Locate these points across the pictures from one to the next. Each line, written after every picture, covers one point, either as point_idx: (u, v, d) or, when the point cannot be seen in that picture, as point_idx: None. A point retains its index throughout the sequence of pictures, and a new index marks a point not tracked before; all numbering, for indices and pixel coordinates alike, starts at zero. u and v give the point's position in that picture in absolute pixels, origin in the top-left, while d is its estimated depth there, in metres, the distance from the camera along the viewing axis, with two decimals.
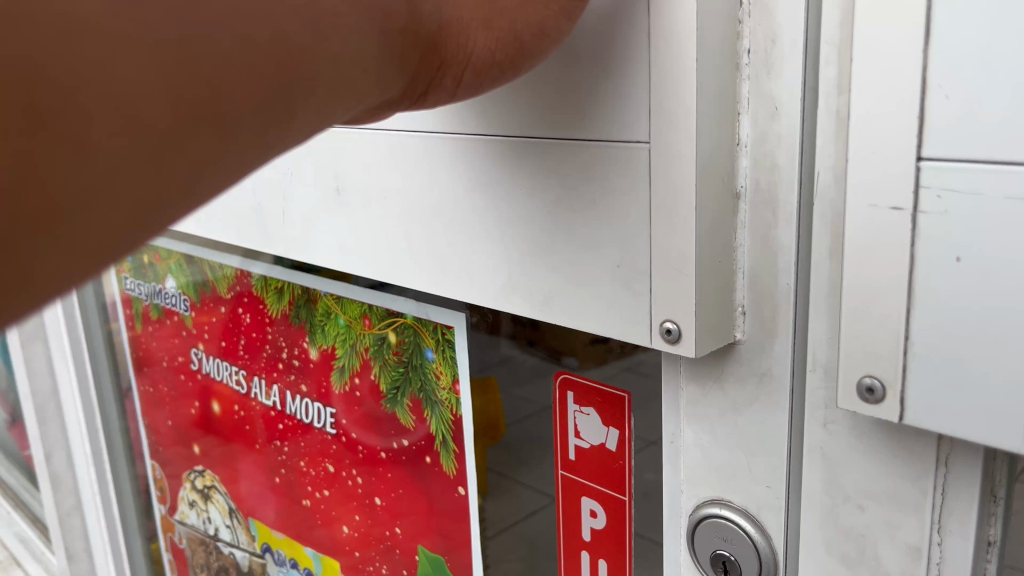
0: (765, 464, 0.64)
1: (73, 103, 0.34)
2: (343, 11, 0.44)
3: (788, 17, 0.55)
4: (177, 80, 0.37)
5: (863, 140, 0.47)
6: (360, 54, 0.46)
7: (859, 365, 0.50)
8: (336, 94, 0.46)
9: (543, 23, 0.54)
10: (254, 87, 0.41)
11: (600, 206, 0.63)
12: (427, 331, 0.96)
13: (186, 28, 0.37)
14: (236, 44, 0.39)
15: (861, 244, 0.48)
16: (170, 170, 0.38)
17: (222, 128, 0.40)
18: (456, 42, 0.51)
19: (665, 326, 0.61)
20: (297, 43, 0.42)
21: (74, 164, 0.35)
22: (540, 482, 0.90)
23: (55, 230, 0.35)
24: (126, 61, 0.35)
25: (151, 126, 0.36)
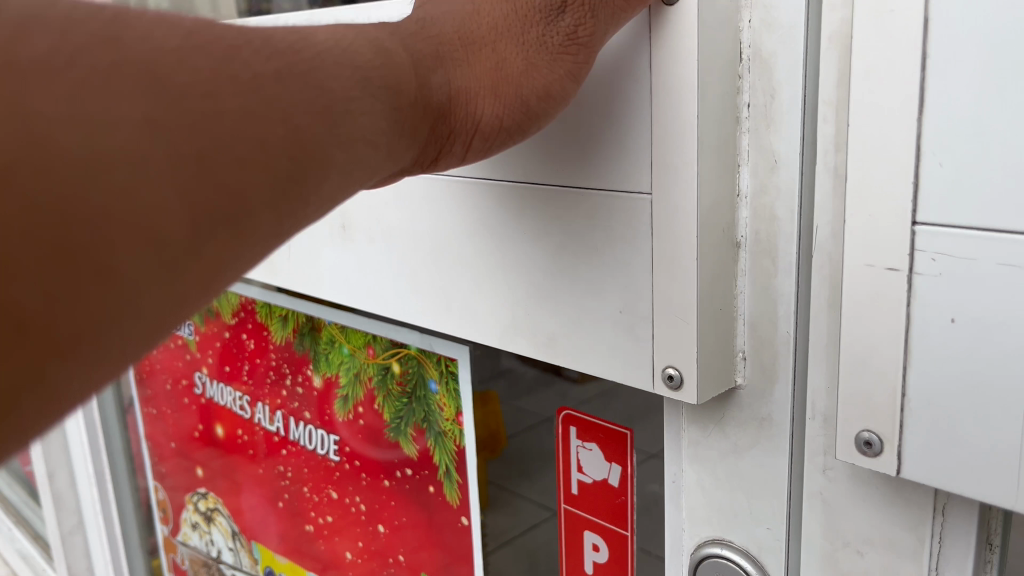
0: (766, 507, 0.65)
1: (95, 229, 0.33)
2: (355, 95, 0.45)
3: (786, 74, 0.56)
4: (195, 190, 0.37)
5: (860, 202, 0.48)
6: (371, 133, 0.46)
7: (858, 419, 0.51)
8: (348, 170, 0.45)
9: (549, 87, 0.56)
10: (266, 179, 0.40)
11: (603, 253, 0.64)
12: (430, 363, 0.97)
13: (204, 138, 0.37)
14: (250, 146, 0.39)
15: (859, 303, 0.49)
16: (190, 280, 0.37)
17: (239, 229, 0.39)
18: (466, 110, 0.56)
19: (667, 372, 0.62)
20: (310, 134, 0.42)
21: (98, 290, 0.34)
22: (542, 495, 0.90)
23: (81, 356, 0.34)
24: (146, 180, 0.35)
25: (172, 241, 0.36)
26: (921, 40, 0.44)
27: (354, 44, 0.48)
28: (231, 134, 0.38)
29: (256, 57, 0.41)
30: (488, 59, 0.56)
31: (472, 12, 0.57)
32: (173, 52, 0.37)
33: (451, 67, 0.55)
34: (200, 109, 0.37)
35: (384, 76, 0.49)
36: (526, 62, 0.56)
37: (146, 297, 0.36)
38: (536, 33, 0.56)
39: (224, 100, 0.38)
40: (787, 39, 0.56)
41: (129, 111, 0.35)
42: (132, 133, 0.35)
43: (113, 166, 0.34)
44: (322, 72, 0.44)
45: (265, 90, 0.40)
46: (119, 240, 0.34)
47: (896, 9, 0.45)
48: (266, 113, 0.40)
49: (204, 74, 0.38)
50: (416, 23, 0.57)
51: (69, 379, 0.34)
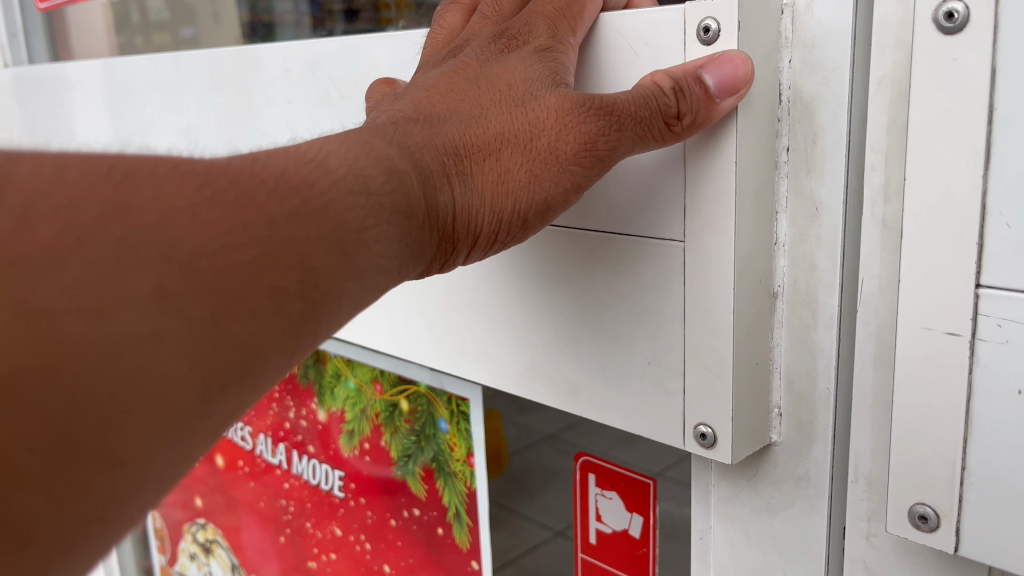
0: (802, 571, 0.61)
1: (102, 422, 0.30)
2: (369, 224, 0.41)
3: (829, 118, 0.53)
4: (207, 355, 0.33)
5: (917, 261, 0.45)
6: (383, 261, 0.41)
7: (911, 491, 0.47)
8: (359, 302, 0.40)
9: (551, 201, 0.50)
10: (280, 329, 0.36)
11: (630, 301, 0.61)
12: (441, 401, 0.93)
13: (218, 299, 0.33)
14: (265, 296, 0.35)
15: (915, 367, 0.46)
16: (203, 445, 0.34)
17: (252, 385, 0.35)
18: (467, 223, 0.49)
19: (700, 429, 0.58)
20: (324, 271, 0.38)
21: (105, 485, 0.31)
22: (543, 515, 0.88)
23: (91, 547, 0.31)
24: (157, 359, 0.31)
25: (186, 414, 0.32)
26: (988, 89, 0.41)
27: (362, 166, 0.43)
28: (244, 287, 0.34)
29: (271, 196, 0.37)
30: (492, 169, 0.49)
31: (482, 114, 0.51)
32: (185, 209, 0.33)
33: (457, 180, 0.48)
34: (213, 266, 0.33)
35: (397, 200, 0.43)
36: (531, 174, 0.49)
37: (159, 480, 0.32)
38: (549, 138, 0.49)
39: (240, 251, 0.34)
40: (830, 82, 0.52)
41: (142, 284, 0.31)
42: (145, 309, 0.31)
43: (123, 352, 0.30)
44: (335, 202, 0.39)
45: (282, 230, 0.36)
46: (127, 430, 0.31)
47: (959, 57, 0.42)
48: (282, 259, 0.36)
49: (221, 226, 0.34)
50: (418, 124, 0.50)
51: (75, 571, 0.31)
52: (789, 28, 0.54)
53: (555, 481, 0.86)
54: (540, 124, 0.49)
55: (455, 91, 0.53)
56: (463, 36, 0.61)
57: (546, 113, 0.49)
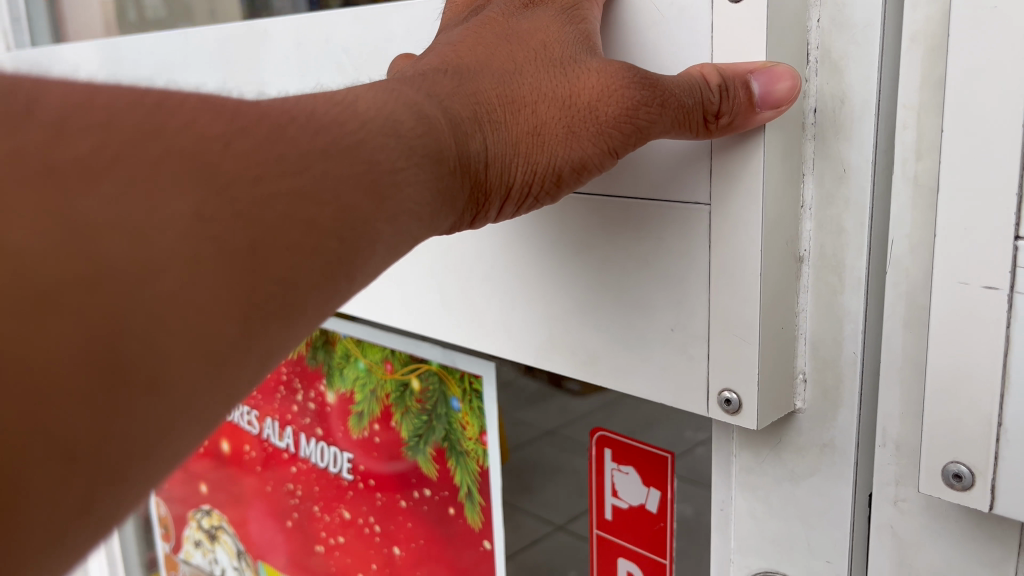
0: (826, 539, 0.61)
1: (146, 343, 0.31)
2: (402, 166, 0.42)
3: (858, 77, 0.52)
4: (245, 285, 0.34)
5: (953, 214, 0.44)
6: (415, 205, 0.42)
7: (945, 450, 0.47)
8: (393, 246, 0.41)
9: (586, 159, 0.50)
10: (317, 266, 0.36)
11: (652, 266, 0.60)
12: (453, 379, 0.92)
13: (256, 229, 0.34)
14: (301, 232, 0.36)
15: (950, 324, 0.45)
16: (244, 378, 0.35)
17: (290, 321, 0.36)
18: (500, 174, 0.50)
19: (724, 395, 0.58)
20: (359, 210, 0.38)
21: (151, 409, 0.31)
22: (545, 510, 0.86)
23: (138, 472, 0.32)
24: (197, 284, 0.32)
25: (225, 344, 0.33)
26: None
27: (394, 111, 0.44)
28: (279, 220, 0.35)
29: (302, 132, 0.38)
30: (526, 120, 0.49)
31: (515, 69, 0.51)
32: (219, 138, 0.34)
33: (489, 129, 0.49)
34: (248, 195, 0.34)
35: (429, 144, 0.44)
36: (567, 130, 0.49)
37: (203, 408, 0.33)
38: (587, 98, 0.49)
39: (273, 182, 0.35)
40: (860, 40, 0.52)
41: (180, 207, 0.32)
42: (184, 232, 0.32)
43: (164, 274, 0.31)
44: (368, 141, 0.40)
45: (314, 166, 0.37)
46: (171, 353, 0.31)
47: (999, 5, 0.41)
48: (316, 195, 0.37)
49: (253, 157, 0.35)
50: (450, 75, 0.51)
51: (123, 497, 0.32)
52: None
53: (560, 475, 0.84)
54: (578, 83, 0.50)
55: (485, 44, 0.53)
56: None
57: (586, 78, 0.50)
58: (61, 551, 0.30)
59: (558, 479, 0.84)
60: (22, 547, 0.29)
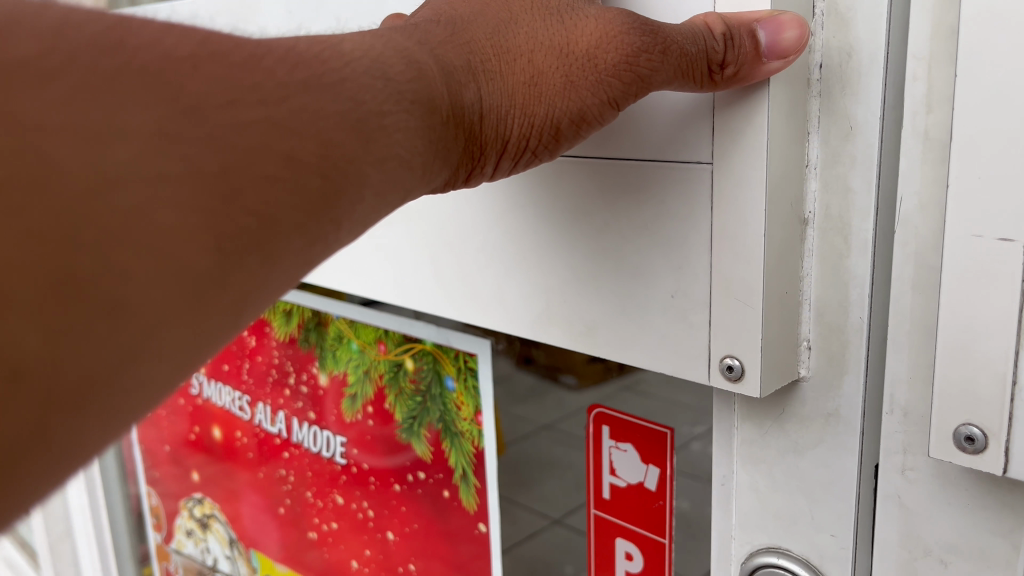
0: (831, 513, 0.59)
1: (102, 261, 0.30)
2: (388, 109, 0.42)
3: (865, 29, 0.51)
4: (217, 215, 0.33)
5: (967, 163, 0.43)
6: (405, 152, 0.42)
7: (957, 411, 0.45)
8: (382, 194, 0.41)
9: (585, 111, 0.49)
10: (296, 203, 0.36)
11: (653, 230, 0.58)
12: (447, 357, 0.90)
13: (228, 155, 0.34)
14: (278, 163, 0.35)
15: (963, 280, 0.44)
16: (217, 315, 0.34)
17: (268, 260, 0.36)
18: (496, 128, 0.49)
19: (726, 361, 0.56)
20: (344, 149, 0.38)
21: (114, 333, 0.30)
22: (541, 503, 0.84)
23: (97, 402, 0.31)
24: (162, 204, 0.31)
25: (196, 274, 0.32)
26: None
27: (382, 54, 0.44)
28: (254, 149, 0.35)
29: (281, 66, 0.38)
30: (523, 70, 0.49)
31: (510, 18, 0.50)
32: (187, 58, 0.34)
33: (483, 79, 0.49)
34: (218, 118, 0.34)
35: (418, 90, 0.44)
36: (565, 79, 0.48)
37: (170, 338, 0.32)
38: (585, 46, 0.48)
39: (247, 109, 0.35)
40: None
41: (139, 120, 0.32)
42: (143, 146, 0.31)
43: (126, 187, 0.30)
44: (352, 80, 0.40)
45: (291, 98, 0.37)
46: (137, 275, 0.31)
47: None
48: (294, 126, 0.36)
49: (224, 82, 0.35)
50: (443, 25, 0.50)
51: (83, 428, 0.31)
52: None
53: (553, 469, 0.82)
54: (576, 31, 0.48)
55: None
56: None
57: (584, 25, 0.48)
58: (12, 478, 0.29)
59: (554, 463, 0.81)
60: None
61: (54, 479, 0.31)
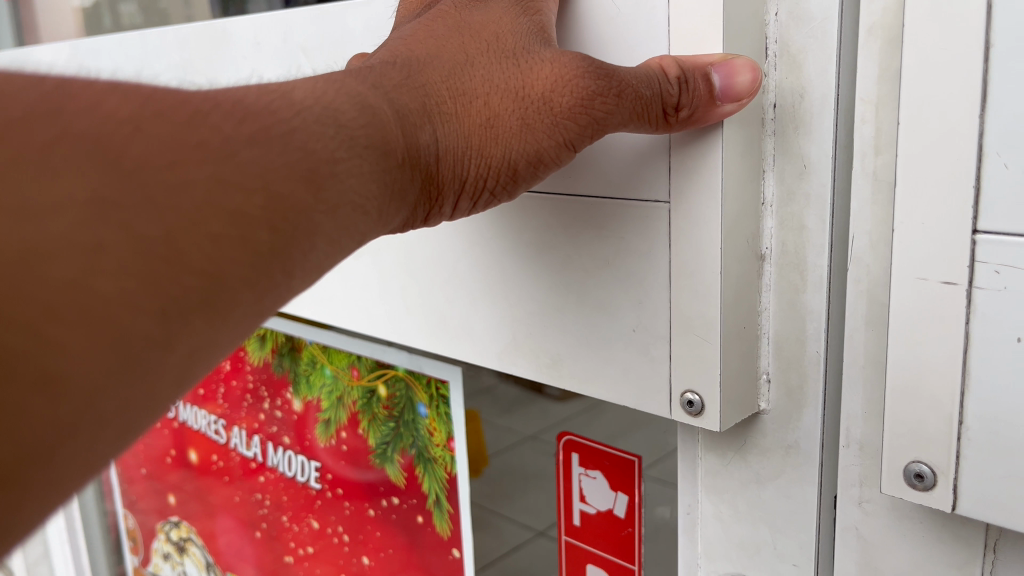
0: (792, 541, 0.60)
1: (37, 336, 0.29)
2: (341, 156, 0.41)
3: (817, 72, 0.52)
4: (161, 278, 0.32)
5: (910, 210, 0.44)
6: (360, 197, 0.42)
7: (906, 449, 0.46)
8: (336, 239, 0.40)
9: (541, 153, 0.49)
10: (242, 258, 0.35)
11: (614, 266, 0.59)
12: (420, 384, 0.90)
13: (171, 217, 0.32)
14: (225, 221, 0.34)
15: (909, 321, 0.45)
16: (162, 378, 0.33)
17: (217, 319, 0.34)
18: (453, 168, 0.49)
19: (686, 397, 0.57)
20: (294, 200, 0.37)
21: (51, 406, 0.29)
22: (524, 516, 0.83)
23: (39, 474, 0.30)
24: (99, 271, 0.30)
25: (139, 341, 0.31)
26: (984, 25, 0.39)
27: (334, 100, 0.43)
28: (201, 208, 0.33)
29: (227, 120, 0.37)
30: (479, 112, 0.49)
31: (467, 61, 0.51)
32: (127, 121, 0.33)
33: (439, 120, 0.49)
34: (161, 180, 0.33)
35: (372, 134, 0.44)
36: (521, 122, 0.49)
37: (114, 406, 0.31)
38: (541, 89, 0.49)
39: (193, 169, 0.34)
40: (818, 34, 0.51)
41: (77, 188, 0.30)
42: (82, 215, 0.30)
43: (62, 258, 0.29)
44: (302, 130, 0.40)
45: (240, 153, 0.36)
46: (74, 347, 0.30)
47: None
48: (242, 182, 0.35)
49: (167, 143, 0.34)
50: (399, 67, 0.50)
51: (27, 501, 0.30)
52: None
53: (525, 494, 0.83)
54: (531, 76, 0.49)
55: (434, 36, 0.53)
56: None
57: (539, 69, 0.49)
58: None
59: (534, 491, 0.81)
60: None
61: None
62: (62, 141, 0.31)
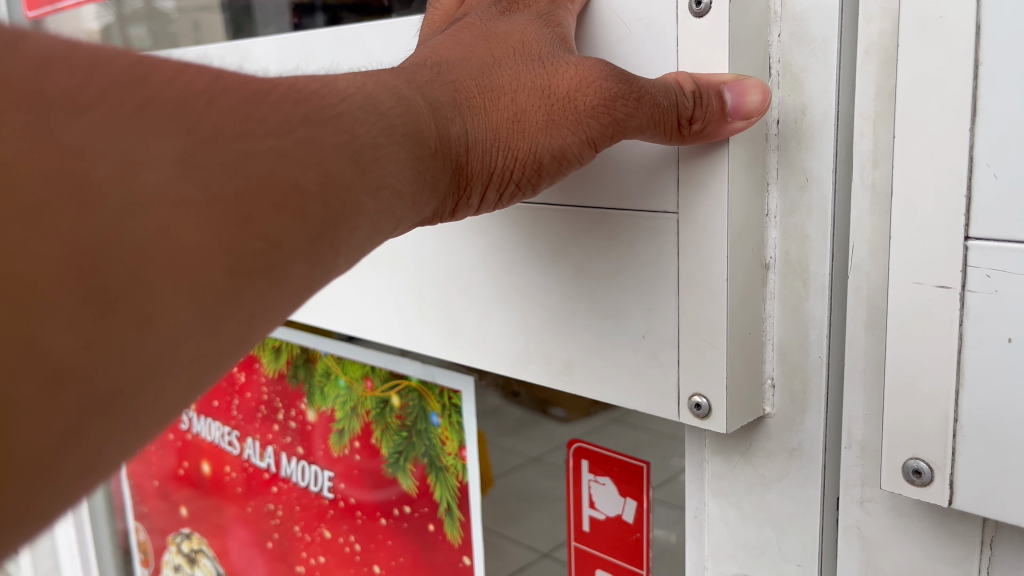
0: (796, 542, 0.62)
1: (134, 280, 0.29)
2: (382, 142, 0.43)
3: (818, 89, 0.54)
4: (232, 237, 0.33)
5: (907, 218, 0.46)
6: (396, 182, 0.44)
7: (904, 446, 0.48)
8: (376, 222, 0.42)
9: (566, 149, 0.52)
10: (298, 227, 0.36)
11: (624, 274, 0.61)
12: (432, 394, 0.92)
13: (241, 182, 0.33)
14: (286, 191, 0.35)
15: (906, 324, 0.47)
16: (229, 337, 0.33)
17: (276, 282, 0.35)
18: (482, 159, 0.51)
19: (694, 400, 0.59)
20: (342, 179, 0.39)
21: (138, 347, 0.30)
22: (528, 537, 0.85)
23: (117, 416, 0.30)
24: (183, 224, 0.31)
25: (213, 297, 0.32)
26: (973, 45, 0.42)
27: (373, 91, 0.46)
28: (264, 177, 0.34)
29: (283, 100, 0.38)
30: (507, 108, 0.51)
31: (494, 63, 0.53)
32: (202, 92, 0.34)
33: (468, 115, 0.51)
34: (232, 149, 0.34)
35: (408, 124, 0.46)
36: (547, 119, 0.51)
37: (189, 363, 0.32)
38: (566, 87, 0.51)
39: (257, 140, 0.35)
40: (818, 53, 0.54)
41: (164, 148, 0.31)
42: (172, 172, 0.31)
43: (152, 209, 0.30)
44: (347, 115, 0.41)
45: (295, 131, 0.37)
46: (160, 294, 0.30)
47: (945, 16, 0.43)
48: (300, 158, 0.37)
49: (235, 114, 0.35)
50: (429, 68, 0.53)
51: (102, 443, 0.30)
52: (778, 3, 0.55)
53: (532, 507, 0.85)
54: (556, 76, 0.51)
55: (463, 43, 0.55)
56: (462, 9, 0.61)
57: (564, 71, 0.51)
58: (42, 486, 0.28)
59: (537, 513, 0.84)
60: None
61: (67, 496, 0.30)
62: (150, 105, 0.31)
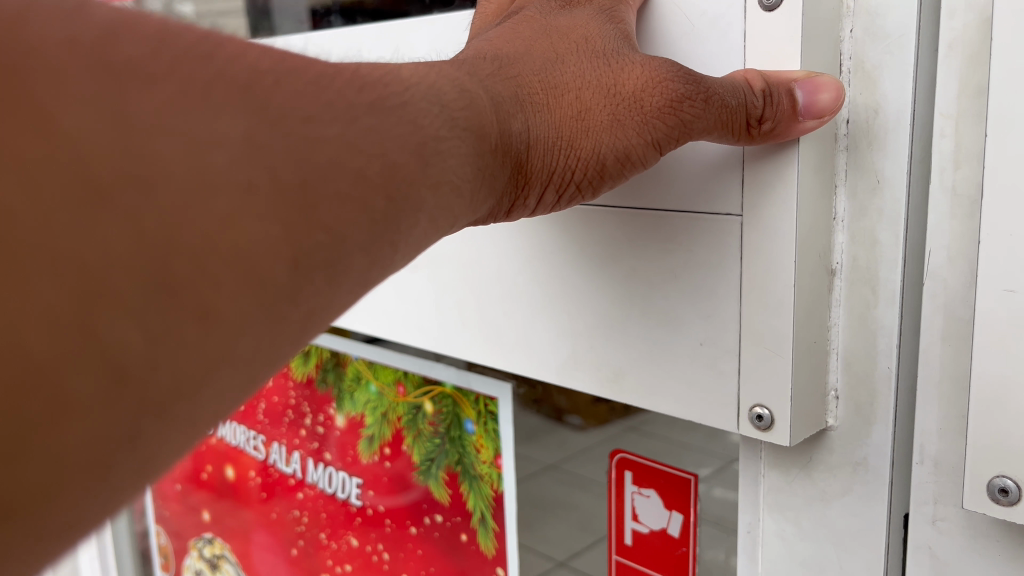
0: (859, 561, 0.59)
1: (198, 269, 0.27)
2: (444, 135, 0.41)
3: (893, 86, 0.52)
4: (297, 228, 0.31)
5: (998, 222, 0.44)
6: (456, 178, 0.42)
7: (991, 463, 0.46)
8: (436, 219, 0.40)
9: (630, 151, 0.49)
10: (359, 220, 0.34)
11: (682, 278, 0.59)
12: (468, 401, 0.90)
13: (308, 168, 0.32)
14: (351, 182, 0.34)
15: (992, 334, 0.45)
16: (286, 331, 0.31)
17: (337, 278, 0.33)
18: (543, 158, 0.49)
19: (756, 411, 0.56)
20: (405, 171, 0.37)
21: (199, 341, 0.28)
22: (545, 545, 0.85)
23: (175, 417, 0.28)
24: (249, 209, 0.29)
25: (275, 291, 0.30)
26: None
27: (437, 82, 0.44)
28: (331, 166, 0.33)
29: (349, 87, 0.37)
30: (570, 106, 0.49)
31: (556, 58, 0.51)
32: (269, 75, 0.33)
33: (530, 110, 0.49)
34: (300, 132, 0.32)
35: (469, 118, 0.44)
36: (611, 118, 0.49)
37: (246, 358, 0.30)
38: (632, 87, 0.49)
39: (324, 126, 0.33)
40: (895, 49, 0.51)
41: (234, 128, 0.30)
42: (239, 153, 0.29)
43: (220, 192, 0.28)
44: (411, 105, 0.40)
45: (361, 119, 0.36)
46: (223, 286, 0.28)
47: None
48: (365, 147, 0.35)
49: (302, 98, 0.33)
50: (490, 62, 0.51)
51: (158, 443, 0.28)
52: None
53: (568, 520, 0.82)
54: (622, 74, 0.49)
55: (523, 37, 0.53)
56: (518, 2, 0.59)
57: (630, 70, 0.49)
58: (93, 489, 0.26)
59: (552, 521, 0.83)
60: (13, 489, 0.24)
61: (116, 498, 0.27)
62: (219, 82, 0.30)
